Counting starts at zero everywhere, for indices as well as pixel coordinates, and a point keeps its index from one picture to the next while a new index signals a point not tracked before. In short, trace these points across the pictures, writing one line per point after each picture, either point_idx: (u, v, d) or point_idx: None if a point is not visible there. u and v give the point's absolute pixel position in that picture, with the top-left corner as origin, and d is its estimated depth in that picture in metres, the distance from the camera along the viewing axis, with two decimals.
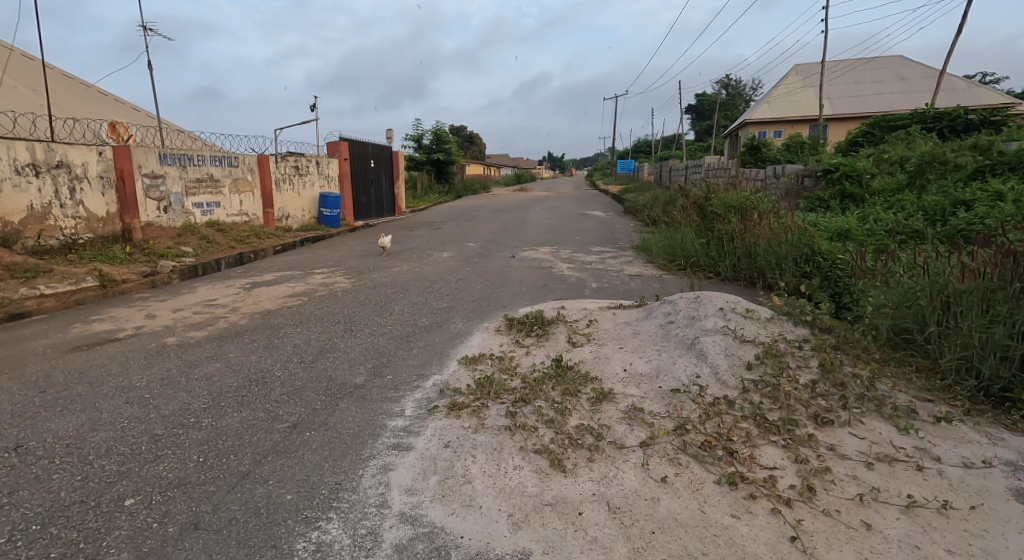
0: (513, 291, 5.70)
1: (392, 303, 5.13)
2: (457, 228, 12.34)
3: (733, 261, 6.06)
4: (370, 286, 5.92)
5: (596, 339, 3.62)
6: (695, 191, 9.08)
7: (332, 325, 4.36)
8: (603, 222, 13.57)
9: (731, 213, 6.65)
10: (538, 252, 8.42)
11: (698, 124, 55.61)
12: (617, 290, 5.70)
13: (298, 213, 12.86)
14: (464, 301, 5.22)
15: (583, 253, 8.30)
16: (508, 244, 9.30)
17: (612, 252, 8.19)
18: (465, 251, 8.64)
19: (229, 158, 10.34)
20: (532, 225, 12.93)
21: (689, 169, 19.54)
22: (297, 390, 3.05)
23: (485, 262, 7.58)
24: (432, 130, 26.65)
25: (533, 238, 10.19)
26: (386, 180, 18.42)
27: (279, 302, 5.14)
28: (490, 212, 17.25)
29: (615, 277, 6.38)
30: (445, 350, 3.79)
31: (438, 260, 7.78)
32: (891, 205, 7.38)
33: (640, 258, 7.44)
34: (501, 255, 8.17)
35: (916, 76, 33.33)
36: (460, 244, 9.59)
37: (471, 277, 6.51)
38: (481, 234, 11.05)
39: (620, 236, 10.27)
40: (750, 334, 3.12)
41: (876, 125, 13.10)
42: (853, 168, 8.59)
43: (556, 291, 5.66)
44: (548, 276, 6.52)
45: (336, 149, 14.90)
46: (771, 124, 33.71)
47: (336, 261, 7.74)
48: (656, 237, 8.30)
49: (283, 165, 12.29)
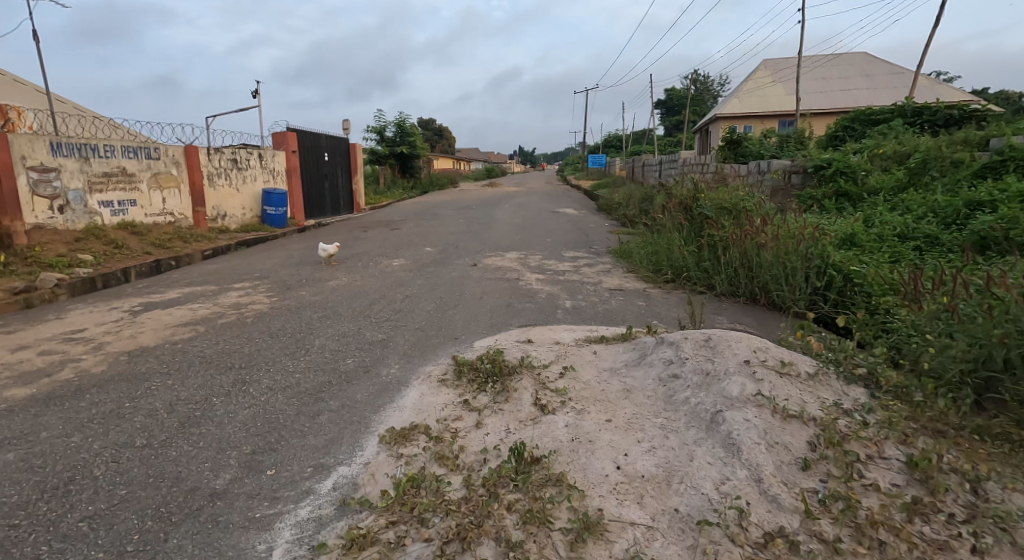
0: (470, 313, 4.69)
1: (313, 335, 4.02)
2: (417, 229, 11.22)
3: (730, 273, 5.16)
4: (293, 307, 4.82)
5: (572, 402, 2.63)
6: (676, 190, 8.19)
7: (219, 373, 3.23)
8: (576, 221, 12.64)
9: (724, 216, 5.75)
10: (503, 258, 7.41)
11: (668, 120, 55.46)
12: (594, 311, 4.75)
13: (236, 212, 11.61)
14: (406, 332, 4.18)
15: (554, 260, 7.33)
16: (469, 249, 8.27)
17: (587, 259, 7.25)
18: (420, 257, 7.58)
19: (146, 150, 9.09)
20: (499, 225, 11.90)
21: (663, 163, 18.81)
22: (112, 507, 1.95)
23: (440, 272, 6.53)
24: (396, 122, 25.31)
25: (498, 240, 9.19)
26: (342, 174, 17.12)
27: (164, 334, 3.99)
28: (454, 209, 16.13)
29: (591, 293, 5.43)
30: (365, 418, 2.71)
31: (385, 270, 6.69)
32: (895, 205, 6.61)
33: (618, 267, 6.52)
34: (460, 262, 7.14)
35: (881, 71, 33.59)
36: (416, 248, 8.51)
37: (422, 293, 5.47)
38: (442, 235, 9.97)
39: (595, 239, 9.35)
40: (795, 406, 2.18)
41: (857, 119, 12.45)
42: (847, 164, 7.82)
43: (521, 314, 4.67)
44: (512, 291, 5.53)
45: (282, 140, 13.62)
46: (741, 119, 33.48)
47: (264, 272, 6.56)
48: (635, 242, 7.37)
49: (218, 158, 11.09)
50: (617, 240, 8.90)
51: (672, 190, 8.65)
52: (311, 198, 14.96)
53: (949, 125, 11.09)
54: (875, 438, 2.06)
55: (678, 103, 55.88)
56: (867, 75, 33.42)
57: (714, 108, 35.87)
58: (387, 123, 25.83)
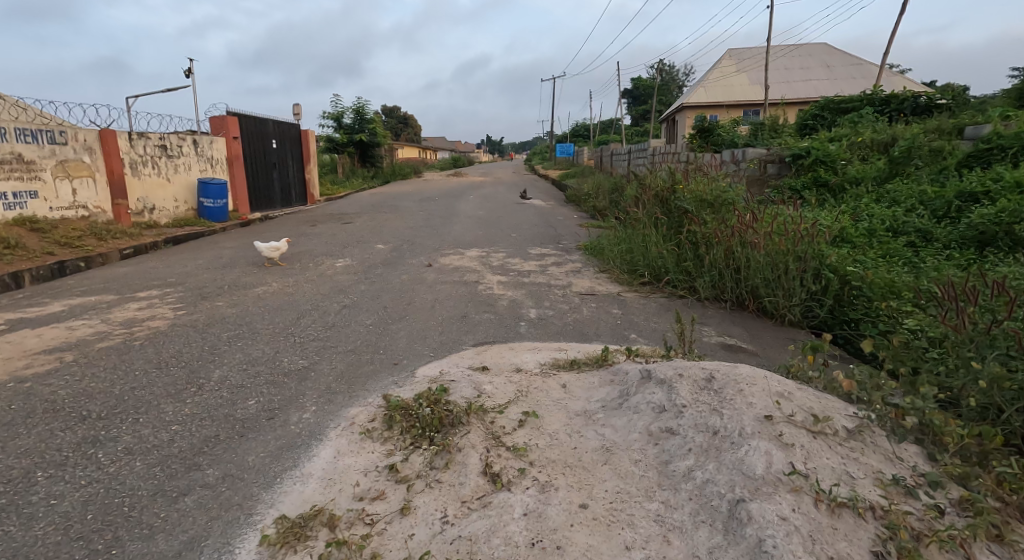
0: (416, 327, 3.96)
1: (214, 363, 3.22)
2: (371, 223, 10.37)
3: (713, 274, 4.56)
4: (201, 324, 4.00)
5: (535, 470, 1.95)
6: (649, 179, 7.61)
7: (66, 426, 2.42)
8: (543, 214, 11.98)
9: (705, 211, 5.16)
10: (462, 257, 6.69)
11: (635, 109, 55.38)
12: (564, 321, 4.08)
13: (167, 204, 10.74)
14: (336, 354, 3.42)
15: (520, 258, 6.65)
16: (426, 246, 7.50)
17: (555, 257, 6.59)
18: (370, 256, 6.78)
19: (49, 133, 8.27)
20: (462, 218, 11.14)
21: (633, 153, 18.33)
22: None
23: (388, 273, 5.77)
24: (354, 107, 24.08)
25: (459, 236, 8.45)
26: (292, 163, 16.01)
27: (17, 365, 3.15)
28: (415, 201, 15.21)
29: (559, 298, 4.78)
30: (249, 498, 1.97)
31: (326, 272, 5.87)
32: (880, 195, 6.10)
33: (590, 267, 5.88)
34: (414, 262, 6.38)
35: (842, 62, 33.95)
36: (366, 245, 7.71)
37: (364, 300, 4.71)
38: (397, 230, 9.16)
39: (564, 233, 8.72)
40: (844, 489, 1.54)
41: (827, 107, 12.03)
42: (826, 153, 7.33)
43: (478, 327, 3.97)
44: (470, 298, 4.82)
45: (221, 125, 12.60)
46: (707, 109, 33.42)
47: (181, 277, 5.68)
48: (606, 237, 6.74)
49: (143, 144, 10.21)
50: (587, 235, 8.28)
51: (645, 181, 8.06)
52: (257, 189, 13.96)
53: (919, 113, 10.76)
54: (960, 537, 1.44)
55: (645, 93, 55.75)
56: (828, 65, 33.75)
57: (680, 97, 35.70)
58: (345, 109, 24.60)
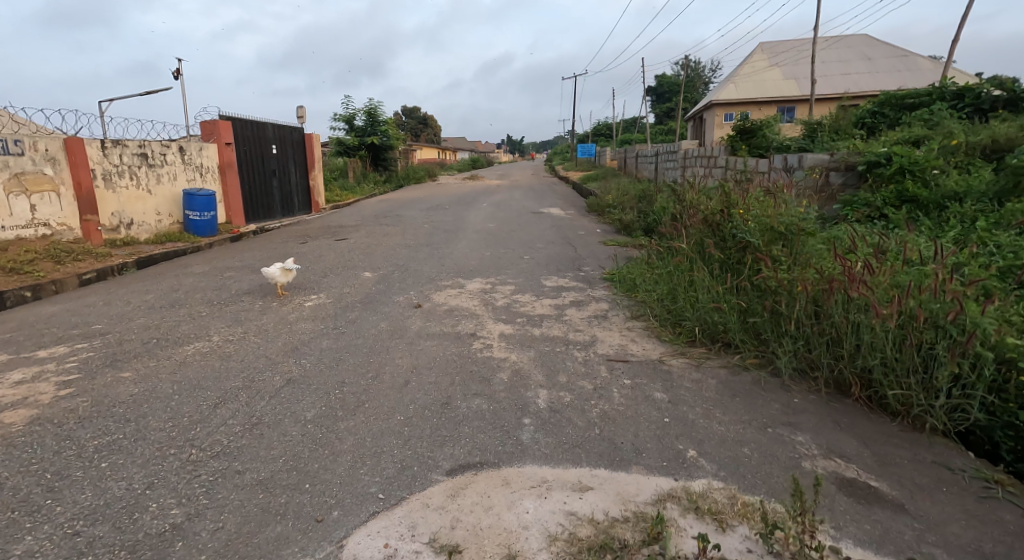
0: (373, 427, 2.76)
1: (36, 514, 2.07)
2: (367, 239, 9.28)
3: (797, 341, 3.22)
4: (77, 415, 2.88)
5: None
6: (688, 195, 6.27)
7: None
8: (561, 226, 10.72)
9: (775, 246, 3.82)
10: (460, 292, 5.51)
11: (658, 108, 53.69)
12: (586, 416, 2.83)
13: (148, 218, 9.86)
14: (235, 492, 2.24)
15: (530, 295, 5.42)
16: (421, 275, 6.34)
17: (574, 296, 5.34)
18: (350, 291, 5.64)
19: (1, 143, 7.34)
20: (470, 232, 10.00)
21: (661, 155, 16.97)
22: None
23: (364, 320, 4.62)
24: (366, 109, 23.21)
25: (462, 259, 7.27)
26: (293, 169, 15.17)
27: None
28: (422, 209, 14.05)
29: (579, 368, 3.53)
30: None
31: (289, 316, 4.75)
32: (1002, 218, 4.62)
33: (618, 314, 4.60)
34: (400, 301, 5.21)
35: (884, 54, 31.80)
36: (351, 273, 6.61)
37: (318, 369, 3.55)
38: (393, 251, 8.06)
39: (585, 255, 7.46)
40: None
41: (887, 103, 10.39)
42: (912, 159, 5.76)
43: (460, 427, 2.76)
44: (459, 364, 3.61)
45: (212, 129, 11.77)
46: (737, 106, 31.77)
47: (110, 324, 4.62)
48: (638, 271, 5.41)
49: (122, 153, 9.33)
50: (612, 260, 7.01)
51: (683, 195, 6.74)
52: (252, 197, 13.19)
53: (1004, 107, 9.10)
54: None
55: (669, 90, 53.97)
56: (869, 58, 31.65)
57: (709, 94, 34.00)
58: (357, 112, 23.77)
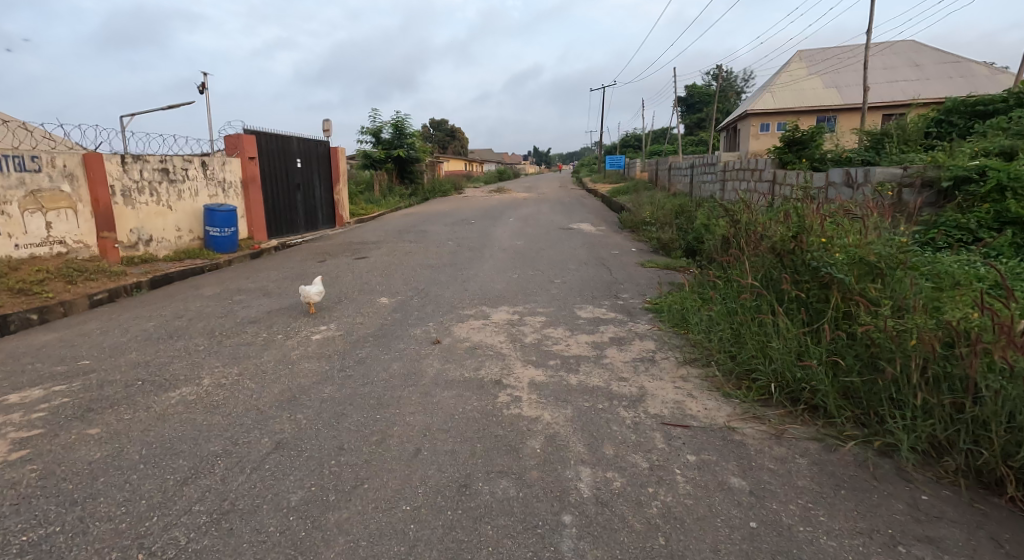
0: (371, 525, 2.18)
1: None
2: (388, 259, 8.84)
3: (918, 415, 2.52)
4: (19, 492, 2.36)
5: None
6: (742, 214, 5.59)
7: None
8: (593, 244, 10.09)
9: (871, 285, 3.13)
10: (485, 325, 4.94)
11: (689, 119, 52.71)
12: (645, 516, 2.18)
13: (167, 234, 9.61)
14: None
15: (563, 329, 4.80)
16: (443, 303, 5.80)
17: (613, 332, 4.70)
18: (364, 322, 5.13)
19: (17, 159, 7.12)
20: (496, 251, 9.47)
21: (697, 168, 16.26)
22: None
23: (376, 361, 4.07)
24: (393, 122, 23.11)
25: (488, 283, 6.72)
26: (318, 183, 15.03)
27: None
28: (446, 224, 13.61)
29: (628, 436, 2.88)
30: None
31: (293, 353, 4.24)
32: None
33: (669, 360, 3.95)
34: (417, 335, 4.66)
35: (932, 61, 30.33)
36: (368, 299, 6.12)
37: (316, 428, 3.01)
38: (414, 273, 7.57)
39: (622, 280, 6.81)
40: None
41: (954, 110, 9.46)
42: (1013, 174, 4.93)
43: (481, 528, 2.14)
44: (481, 427, 3.01)
45: (236, 143, 11.61)
46: (774, 116, 30.72)
47: (98, 359, 4.17)
48: (690, 302, 4.74)
49: (143, 168, 9.13)
50: (653, 286, 6.35)
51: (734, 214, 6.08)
52: (276, 212, 13.03)
53: None
54: None
55: (701, 101, 52.96)
56: (915, 65, 30.23)
57: (743, 104, 32.99)
58: (384, 125, 23.71)
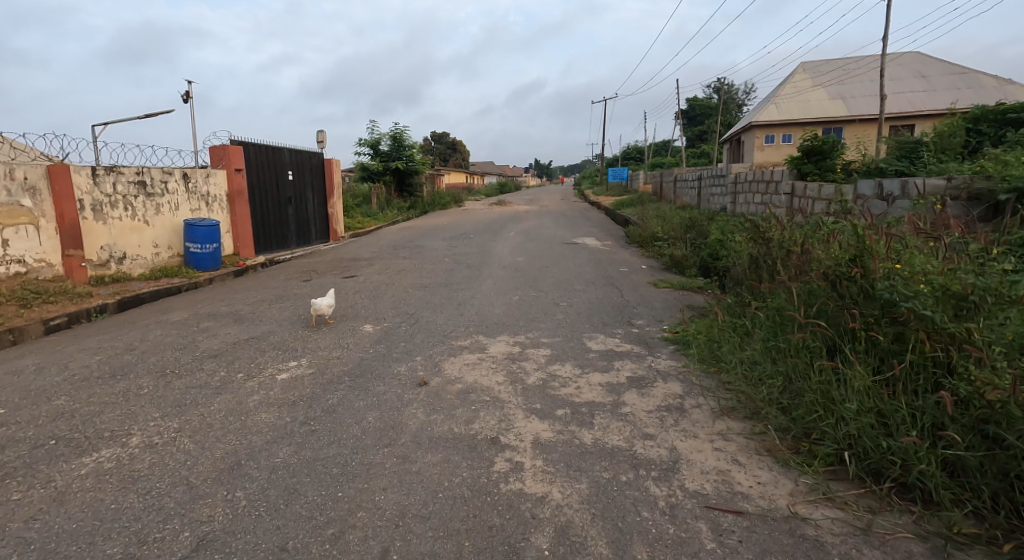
0: None
1: None
2: (380, 277, 8.21)
3: None
4: None
5: None
6: (770, 230, 4.97)
7: None
8: (599, 261, 9.45)
9: (972, 323, 2.44)
10: (481, 361, 4.27)
11: (692, 131, 52.46)
12: None
13: (143, 251, 8.96)
14: None
15: (571, 366, 4.14)
16: (435, 332, 5.15)
17: (630, 371, 4.03)
18: (342, 355, 4.46)
19: None
20: (496, 268, 8.83)
21: (705, 180, 15.69)
22: None
23: (349, 410, 3.40)
24: (392, 134, 22.63)
25: (485, 308, 6.07)
26: (311, 196, 14.52)
27: None
28: (444, 239, 13.02)
29: (664, 529, 2.19)
30: None
31: (251, 398, 3.57)
32: None
33: (701, 410, 3.28)
34: (401, 374, 4.00)
35: (939, 72, 29.96)
36: (352, 326, 5.47)
37: (259, 514, 2.32)
38: (406, 294, 6.92)
39: (634, 304, 6.16)
40: None
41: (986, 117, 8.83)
42: None
43: None
44: (471, 513, 2.32)
45: (221, 155, 11.04)
46: (779, 127, 30.31)
47: (17, 407, 3.49)
48: (721, 335, 4.09)
49: (118, 181, 8.51)
50: (670, 312, 5.70)
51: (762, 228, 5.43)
52: (265, 226, 12.45)
53: None
54: None
55: (702, 114, 52.79)
56: (922, 76, 29.84)
57: (747, 115, 32.58)
58: (382, 137, 23.27)
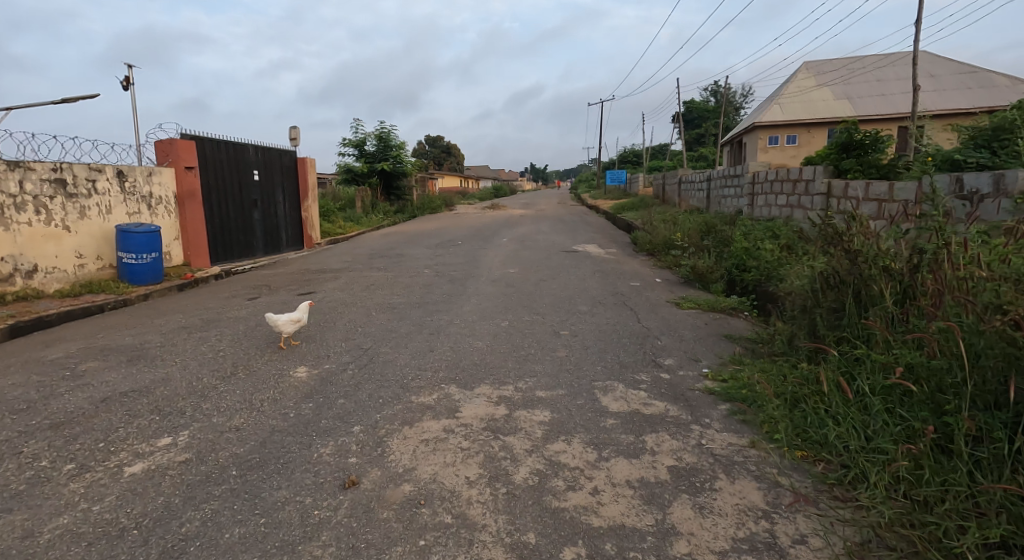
0: None
1: None
2: (343, 295, 6.81)
3: None
4: None
5: None
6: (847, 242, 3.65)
7: None
8: (605, 273, 8.11)
9: None
10: (449, 437, 2.91)
11: (690, 134, 51.43)
12: None
13: (61, 263, 7.53)
14: None
15: (582, 447, 2.76)
16: (393, 381, 3.76)
17: (670, 456, 2.66)
18: (246, 424, 3.05)
19: None
20: (484, 282, 7.48)
21: (715, 182, 14.43)
22: None
23: (209, 551, 2.00)
24: (377, 133, 21.27)
25: (465, 340, 4.68)
26: (282, 199, 13.15)
27: None
28: (429, 246, 11.68)
29: None
30: None
31: (52, 522, 2.14)
32: None
33: (816, 559, 1.91)
34: (322, 466, 2.62)
35: (948, 70, 28.94)
36: (283, 368, 4.07)
37: None
38: (368, 319, 5.54)
39: (657, 335, 4.81)
40: None
41: None
42: None
43: None
44: None
45: (168, 150, 9.63)
46: (783, 128, 29.19)
47: None
48: (815, 410, 2.76)
49: (28, 178, 7.10)
50: (706, 350, 4.34)
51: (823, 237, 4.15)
52: (225, 233, 11.09)
53: None
54: None
55: (700, 117, 51.82)
56: (931, 75, 28.81)
57: (750, 116, 31.47)
58: (368, 137, 21.90)
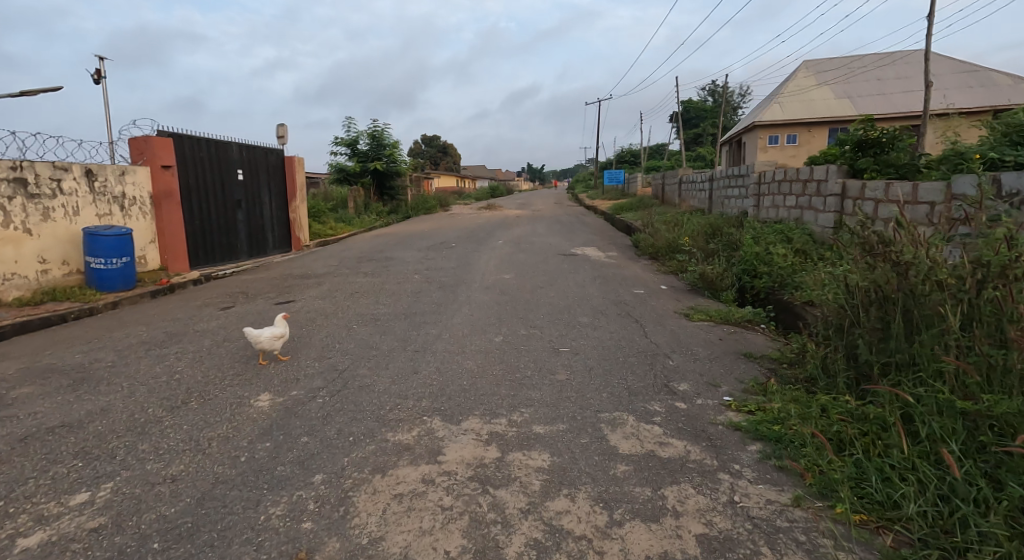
0: None
1: None
2: (323, 304, 6.30)
3: None
4: None
5: None
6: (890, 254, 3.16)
7: None
8: (606, 279, 7.62)
9: None
10: (427, 489, 2.42)
11: (688, 133, 51.03)
12: None
13: (21, 268, 7.02)
14: None
15: (589, 507, 2.26)
16: (367, 412, 3.26)
17: (698, 519, 2.17)
18: (185, 473, 2.54)
19: None
20: (476, 289, 6.97)
21: (718, 181, 13.96)
22: None
23: None
24: (370, 131, 20.73)
25: (453, 360, 4.18)
26: (267, 199, 12.62)
27: None
28: (421, 249, 11.17)
29: None
30: None
31: None
32: None
33: None
34: (268, 535, 2.11)
35: (950, 69, 28.56)
36: (243, 394, 3.56)
37: None
38: (348, 333, 5.03)
39: (667, 353, 4.32)
40: None
41: None
42: None
43: None
44: None
45: (142, 147, 9.06)
46: (783, 127, 28.78)
47: None
48: (876, 462, 2.27)
49: None
50: (725, 372, 3.85)
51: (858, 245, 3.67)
52: (206, 235, 10.57)
53: None
54: None
55: (698, 116, 51.42)
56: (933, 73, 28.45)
57: (750, 115, 31.05)
58: (360, 135, 21.34)
